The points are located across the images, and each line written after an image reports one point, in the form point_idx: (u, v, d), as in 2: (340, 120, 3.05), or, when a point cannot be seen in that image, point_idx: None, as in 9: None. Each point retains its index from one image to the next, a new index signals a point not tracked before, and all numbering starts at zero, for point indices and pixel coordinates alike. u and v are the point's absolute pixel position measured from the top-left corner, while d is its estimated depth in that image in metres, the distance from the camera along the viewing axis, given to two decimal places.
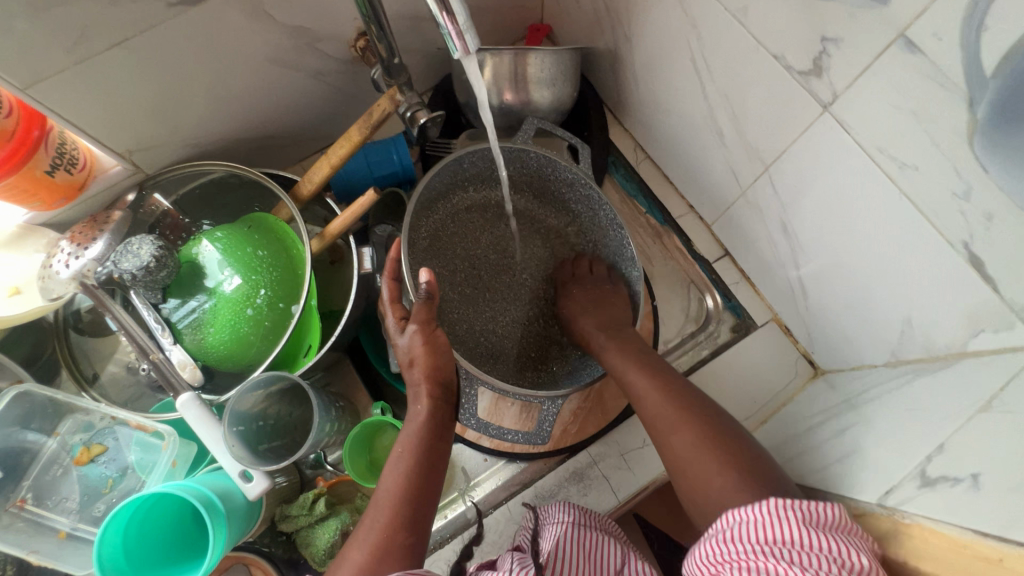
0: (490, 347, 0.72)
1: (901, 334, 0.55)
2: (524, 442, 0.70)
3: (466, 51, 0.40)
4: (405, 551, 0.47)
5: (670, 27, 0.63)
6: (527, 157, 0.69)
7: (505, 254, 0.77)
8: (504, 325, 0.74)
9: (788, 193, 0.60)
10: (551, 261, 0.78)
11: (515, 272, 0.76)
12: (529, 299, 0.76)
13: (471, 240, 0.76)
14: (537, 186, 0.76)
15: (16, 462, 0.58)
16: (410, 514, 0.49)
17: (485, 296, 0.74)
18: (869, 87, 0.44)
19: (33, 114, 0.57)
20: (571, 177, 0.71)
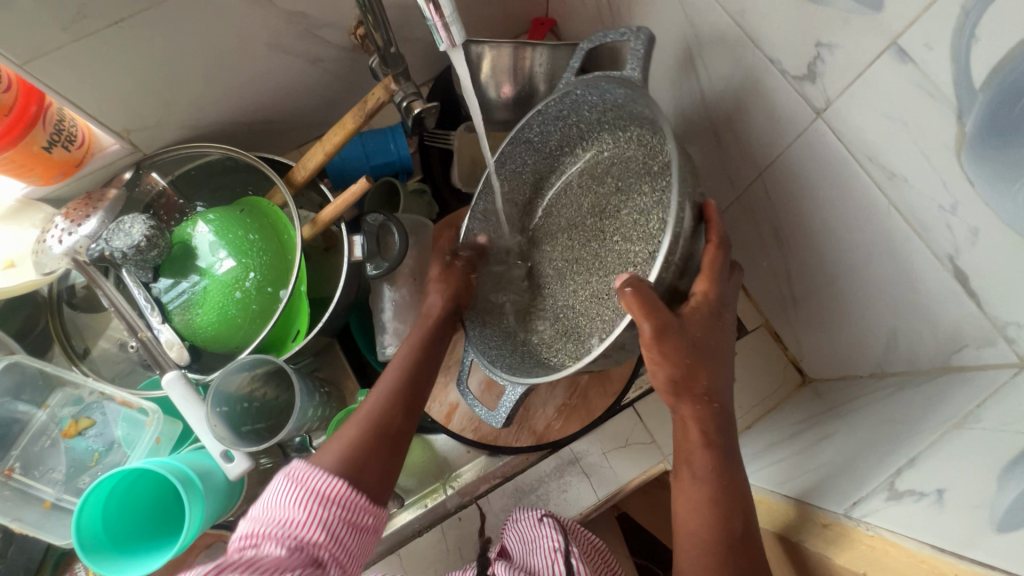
0: (568, 326, 0.65)
1: (887, 346, 0.55)
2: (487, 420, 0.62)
3: (452, 43, 0.40)
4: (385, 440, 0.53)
5: (670, 26, 0.62)
6: (574, 97, 0.60)
7: (603, 215, 0.65)
8: (587, 301, 0.64)
9: (781, 198, 0.59)
10: (655, 211, 0.60)
11: (611, 236, 0.64)
12: (618, 267, 0.62)
13: (580, 206, 0.68)
14: (630, 115, 0.58)
15: (7, 431, 0.59)
16: (402, 408, 0.55)
17: (572, 266, 0.66)
18: (861, 95, 0.44)
19: (32, 91, 0.58)
20: (624, 96, 0.55)
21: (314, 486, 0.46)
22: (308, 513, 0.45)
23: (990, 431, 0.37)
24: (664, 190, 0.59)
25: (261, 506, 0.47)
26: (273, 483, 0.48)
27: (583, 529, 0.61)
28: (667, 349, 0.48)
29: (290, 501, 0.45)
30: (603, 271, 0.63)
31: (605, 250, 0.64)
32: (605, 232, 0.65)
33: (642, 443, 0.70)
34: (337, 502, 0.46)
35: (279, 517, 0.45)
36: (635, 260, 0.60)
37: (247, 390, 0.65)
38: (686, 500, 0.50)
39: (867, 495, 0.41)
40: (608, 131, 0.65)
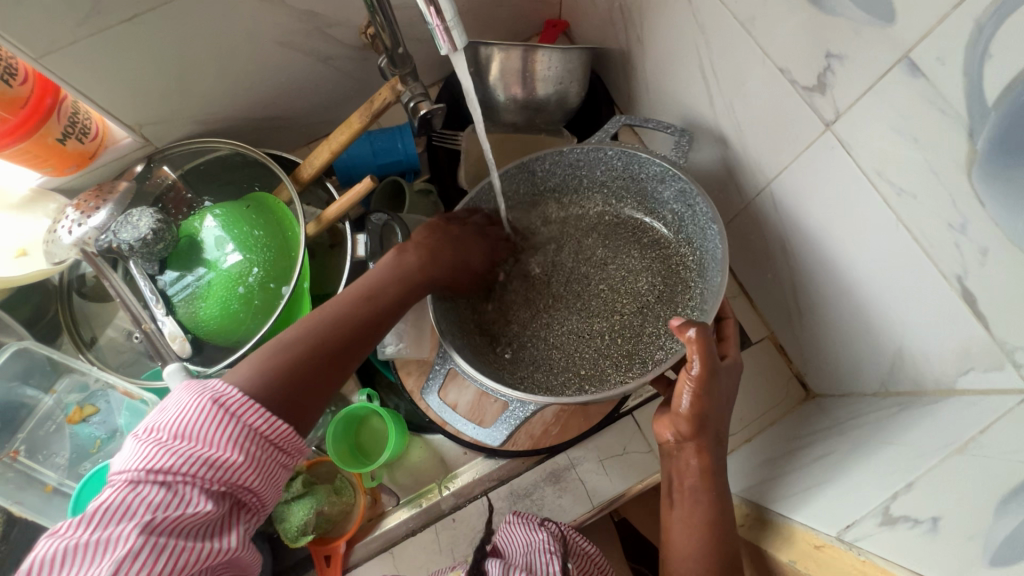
0: (536, 356, 0.67)
1: (893, 364, 0.53)
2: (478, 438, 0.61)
3: (452, 47, 0.40)
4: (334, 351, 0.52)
5: (681, 32, 0.61)
6: (606, 156, 0.66)
7: (588, 263, 0.71)
8: (560, 336, 0.68)
9: (788, 209, 0.58)
10: (645, 273, 0.70)
11: (594, 284, 0.70)
12: (601, 313, 0.68)
13: (558, 248, 0.72)
14: (636, 190, 0.70)
15: (13, 415, 0.61)
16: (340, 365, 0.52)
17: (546, 302, 0.69)
18: (871, 109, 0.43)
19: (48, 83, 0.59)
20: (658, 171, 0.64)
21: (238, 419, 0.44)
22: (224, 446, 0.43)
23: (991, 459, 0.36)
24: (655, 258, 0.70)
25: (176, 421, 0.43)
26: (195, 400, 0.44)
27: (578, 537, 0.60)
28: (707, 389, 0.50)
29: (201, 430, 0.43)
30: (584, 314, 0.69)
31: (582, 295, 0.69)
32: (585, 279, 0.70)
33: (639, 452, 0.70)
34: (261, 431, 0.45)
35: (202, 451, 0.42)
36: (620, 311, 0.68)
37: None
38: (684, 521, 0.50)
39: (860, 518, 0.40)
40: (603, 193, 0.73)
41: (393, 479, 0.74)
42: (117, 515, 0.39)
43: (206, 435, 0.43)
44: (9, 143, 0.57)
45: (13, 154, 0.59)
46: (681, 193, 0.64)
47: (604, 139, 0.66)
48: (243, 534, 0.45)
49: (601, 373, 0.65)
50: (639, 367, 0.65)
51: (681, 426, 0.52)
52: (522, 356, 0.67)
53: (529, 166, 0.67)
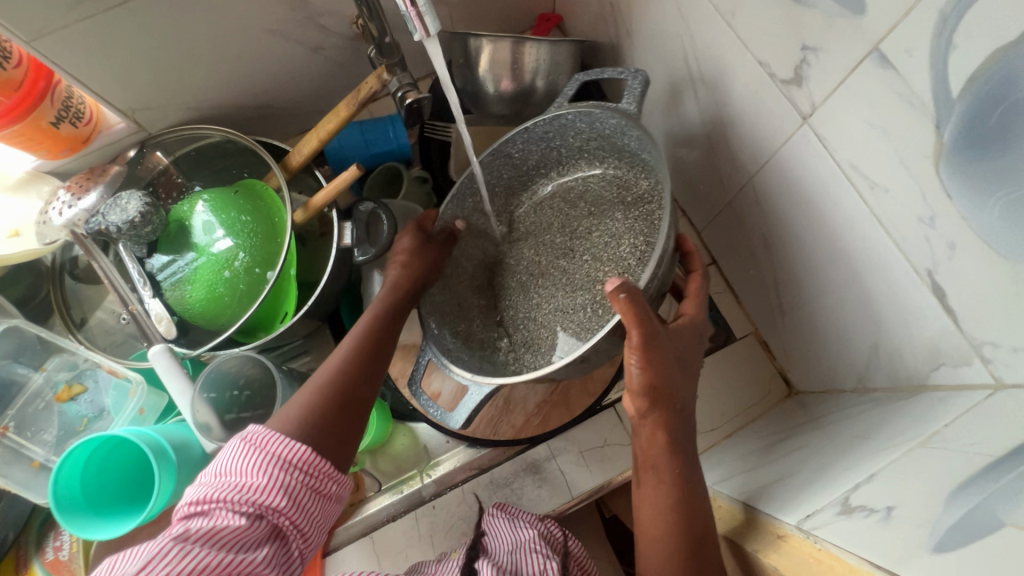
0: (528, 337, 0.68)
1: (869, 360, 0.53)
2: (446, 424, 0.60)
3: (426, 33, 0.41)
4: (359, 378, 0.55)
5: (667, 25, 0.61)
6: (568, 122, 0.64)
7: (574, 235, 0.70)
8: (549, 314, 0.67)
9: (770, 204, 0.58)
10: (627, 236, 0.66)
11: (581, 256, 0.68)
12: (586, 284, 0.67)
13: (548, 224, 0.73)
14: (610, 147, 0.67)
15: (4, 391, 0.63)
16: (364, 373, 0.56)
17: (535, 280, 0.70)
18: (844, 101, 0.43)
19: (41, 67, 0.60)
20: (615, 124, 0.61)
21: (275, 451, 0.48)
22: (270, 479, 0.46)
23: (950, 452, 0.36)
24: (637, 217, 0.66)
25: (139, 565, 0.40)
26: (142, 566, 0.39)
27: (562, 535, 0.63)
28: (652, 358, 0.49)
29: (251, 466, 0.47)
30: (568, 289, 0.67)
31: (568, 267, 0.68)
32: (573, 251, 0.69)
33: (620, 444, 0.70)
34: (311, 467, 0.48)
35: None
36: (602, 279, 0.65)
37: (238, 380, 0.66)
38: (651, 502, 0.50)
39: (820, 508, 0.40)
40: (586, 157, 0.71)
41: (376, 465, 0.76)
42: None
43: (256, 470, 0.47)
44: (4, 124, 0.59)
45: (7, 136, 0.60)
46: (642, 142, 0.60)
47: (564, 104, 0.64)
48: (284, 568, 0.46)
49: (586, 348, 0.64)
50: None
51: (635, 402, 0.51)
52: (516, 338, 0.69)
53: (500, 150, 0.68)
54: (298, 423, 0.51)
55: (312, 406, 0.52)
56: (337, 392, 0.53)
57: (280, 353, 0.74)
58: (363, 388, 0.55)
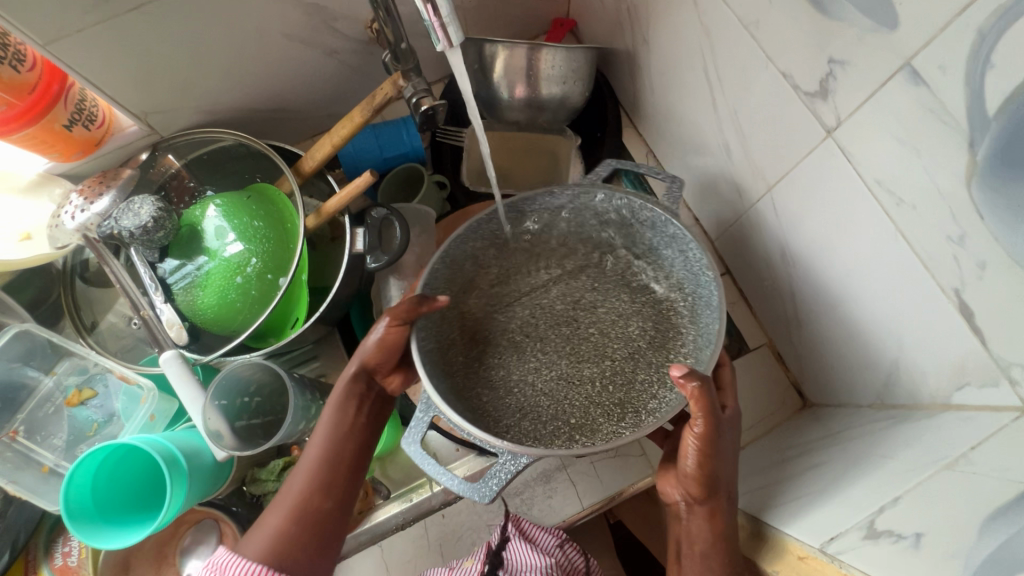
0: (523, 404, 0.64)
1: (888, 376, 0.53)
2: (461, 492, 0.53)
3: (448, 43, 0.40)
4: (325, 519, 0.53)
5: (685, 34, 0.60)
6: (598, 200, 0.64)
7: (578, 306, 0.70)
8: (548, 381, 0.66)
9: (789, 217, 0.57)
10: (634, 318, 0.69)
11: (584, 329, 0.69)
12: (589, 357, 0.67)
13: (545, 291, 0.71)
14: (624, 233, 0.68)
15: (14, 395, 0.62)
16: (348, 461, 0.56)
17: (533, 346, 0.68)
18: (872, 116, 0.42)
19: (55, 70, 0.60)
20: (650, 216, 0.62)
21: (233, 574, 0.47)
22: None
23: (979, 478, 0.36)
24: (645, 303, 0.69)
25: None
26: None
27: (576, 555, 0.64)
28: (714, 447, 0.50)
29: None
30: (573, 359, 0.67)
31: (572, 337, 0.69)
32: (578, 321, 0.69)
33: (631, 455, 0.70)
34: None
35: None
36: (611, 356, 0.66)
37: (248, 387, 0.66)
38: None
39: (844, 531, 0.39)
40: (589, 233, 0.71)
41: (385, 474, 0.75)
42: None
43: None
44: (17, 128, 0.58)
45: (21, 139, 0.60)
46: (671, 239, 0.63)
47: (598, 182, 0.64)
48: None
49: (590, 420, 0.62)
50: (631, 415, 0.62)
51: (690, 489, 0.51)
52: (508, 402, 0.65)
53: (517, 208, 0.64)
54: (267, 544, 0.50)
55: (281, 526, 0.52)
56: (303, 513, 0.53)
57: (290, 358, 0.73)
58: (322, 499, 0.54)
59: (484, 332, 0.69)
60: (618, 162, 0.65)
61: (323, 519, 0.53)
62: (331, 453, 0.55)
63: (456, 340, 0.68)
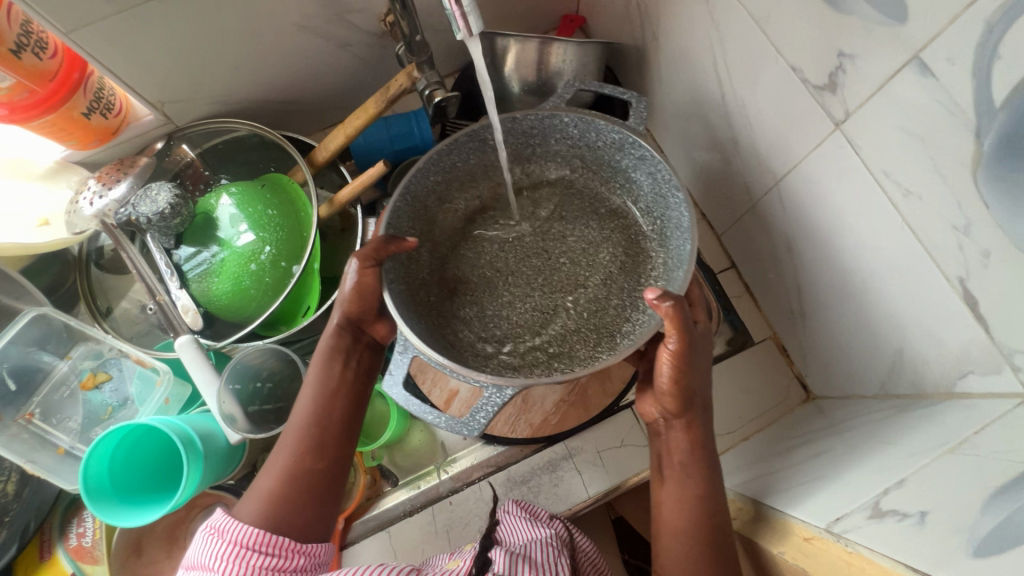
0: (500, 336, 0.66)
1: (892, 366, 0.54)
2: (445, 429, 0.56)
3: (468, 32, 0.41)
4: (311, 470, 0.54)
5: (695, 29, 0.61)
6: (561, 122, 0.64)
7: (547, 235, 0.70)
8: (524, 314, 0.66)
9: (796, 209, 0.58)
10: (604, 245, 0.69)
11: (555, 260, 0.68)
12: (564, 287, 0.67)
13: (513, 222, 0.72)
14: (590, 158, 0.69)
15: (30, 378, 0.63)
16: (339, 419, 0.57)
17: (506, 279, 0.68)
18: (880, 108, 0.43)
19: (75, 58, 0.61)
20: (617, 139, 0.62)
21: (234, 539, 0.47)
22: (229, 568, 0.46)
23: (981, 459, 0.36)
24: (614, 229, 0.70)
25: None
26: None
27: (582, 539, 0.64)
28: (689, 363, 0.51)
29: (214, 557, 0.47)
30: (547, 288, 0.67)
31: (549, 266, 0.68)
32: (552, 250, 0.69)
33: (637, 444, 0.71)
34: (270, 548, 0.48)
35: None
36: (585, 283, 0.67)
37: (260, 372, 0.67)
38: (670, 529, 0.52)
39: (850, 512, 0.40)
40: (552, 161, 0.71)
41: (393, 461, 0.76)
42: None
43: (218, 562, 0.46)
44: (36, 115, 0.59)
45: (41, 126, 0.61)
46: (639, 162, 0.63)
47: (560, 106, 0.64)
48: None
49: (569, 348, 0.64)
50: (607, 340, 0.64)
51: (667, 405, 0.53)
52: (484, 336, 0.66)
53: (478, 136, 0.64)
54: (262, 507, 0.51)
55: (275, 489, 0.52)
56: (297, 478, 0.53)
57: (300, 347, 0.74)
58: (314, 459, 0.54)
59: (455, 270, 0.70)
60: (585, 83, 0.64)
61: (311, 471, 0.54)
62: (320, 412, 0.56)
63: (432, 282, 0.69)
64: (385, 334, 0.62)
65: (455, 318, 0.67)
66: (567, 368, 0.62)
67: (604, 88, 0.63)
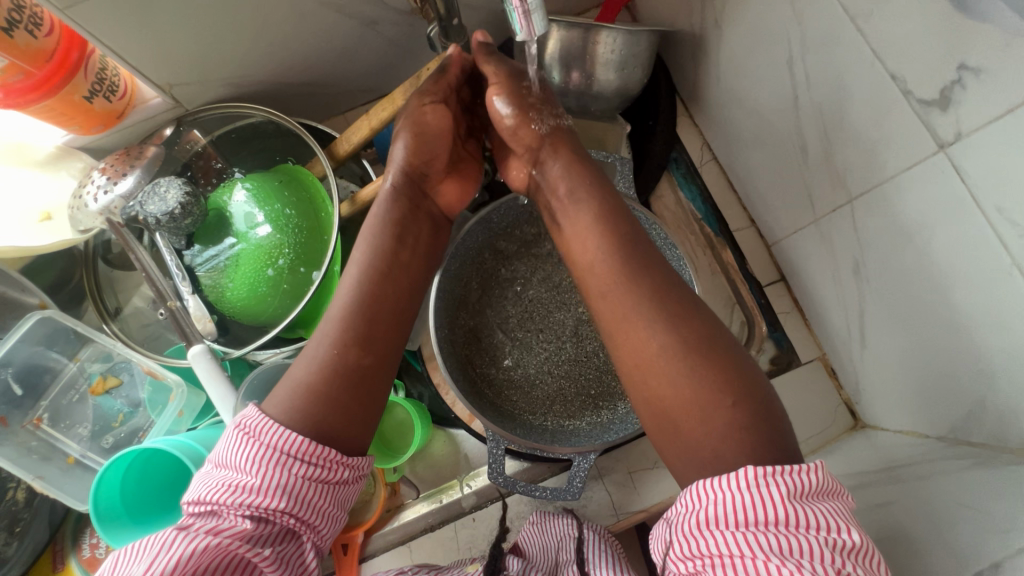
0: (550, 391, 0.67)
1: (970, 413, 0.48)
2: (552, 497, 0.59)
3: (530, 32, 0.41)
4: (360, 324, 0.52)
5: (771, 21, 0.54)
6: None
7: (562, 288, 0.69)
8: (563, 366, 0.68)
9: (869, 231, 0.53)
10: None
11: (575, 310, 0.69)
12: (590, 333, 0.68)
13: (525, 280, 0.70)
14: None
15: (38, 380, 0.60)
16: (373, 295, 0.54)
17: (537, 336, 0.68)
18: (1005, 134, 0.37)
19: (74, 35, 0.54)
20: None
21: (269, 443, 0.44)
22: (265, 477, 0.43)
23: None
24: None
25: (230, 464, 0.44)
26: (233, 442, 0.45)
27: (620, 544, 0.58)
28: (519, 98, 0.58)
29: (245, 460, 0.43)
30: (575, 337, 0.68)
31: (573, 319, 0.68)
32: (573, 302, 0.69)
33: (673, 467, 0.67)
34: (313, 458, 0.45)
35: (242, 480, 0.43)
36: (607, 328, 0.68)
37: (273, 383, 0.62)
38: (619, 326, 0.52)
39: None
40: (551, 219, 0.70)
41: (414, 471, 0.72)
42: (213, 535, 0.41)
43: (251, 466, 0.43)
44: (34, 99, 0.54)
45: (39, 111, 0.56)
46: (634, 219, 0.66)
47: None
48: (341, 474, 0.46)
49: (608, 388, 0.67)
50: None
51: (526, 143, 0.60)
52: (536, 397, 0.67)
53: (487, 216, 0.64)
54: (298, 398, 0.48)
55: (313, 381, 0.49)
56: (341, 366, 0.50)
57: None
58: (358, 354, 0.51)
59: (487, 339, 0.68)
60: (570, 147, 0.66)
61: (360, 326, 0.52)
62: (364, 300, 0.54)
63: (471, 357, 0.66)
64: (450, 200, 0.64)
65: (501, 387, 0.66)
66: (614, 408, 0.65)
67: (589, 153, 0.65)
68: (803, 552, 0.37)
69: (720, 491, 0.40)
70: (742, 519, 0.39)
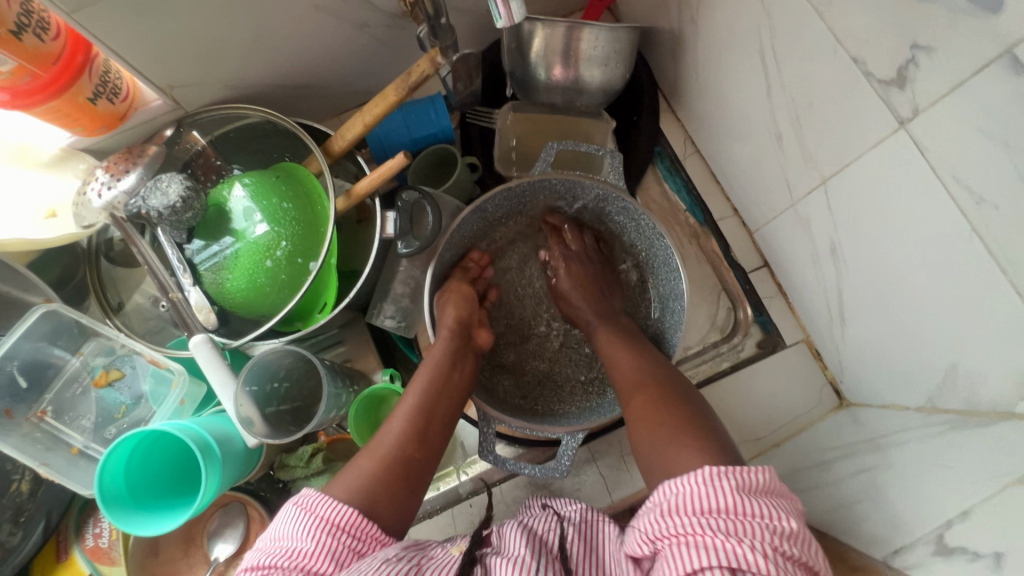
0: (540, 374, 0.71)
1: (944, 379, 0.50)
2: (540, 476, 0.60)
3: (509, 19, 0.44)
4: (420, 435, 0.52)
5: (742, 15, 0.57)
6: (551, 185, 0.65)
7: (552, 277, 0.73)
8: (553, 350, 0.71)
9: (842, 210, 0.55)
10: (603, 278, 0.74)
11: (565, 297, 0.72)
12: None
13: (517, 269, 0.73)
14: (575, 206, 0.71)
15: (41, 374, 0.61)
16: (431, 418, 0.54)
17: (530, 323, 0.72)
18: (956, 107, 0.40)
19: (79, 39, 0.57)
20: (599, 193, 0.65)
21: (325, 515, 0.43)
22: (318, 543, 0.41)
23: None
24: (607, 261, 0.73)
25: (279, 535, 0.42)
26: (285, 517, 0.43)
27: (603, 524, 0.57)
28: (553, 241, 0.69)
29: (301, 530, 0.42)
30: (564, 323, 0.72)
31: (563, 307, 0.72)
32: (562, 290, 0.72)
33: None
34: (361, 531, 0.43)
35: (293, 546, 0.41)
36: None
37: (274, 372, 0.65)
38: (648, 420, 0.50)
39: None
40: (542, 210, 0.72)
41: None
42: None
43: (307, 537, 0.41)
44: (40, 101, 0.56)
45: (44, 112, 0.58)
46: (623, 209, 0.67)
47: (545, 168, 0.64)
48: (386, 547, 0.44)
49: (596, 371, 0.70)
50: None
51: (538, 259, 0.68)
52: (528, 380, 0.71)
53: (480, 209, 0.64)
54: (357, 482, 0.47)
55: (376, 471, 0.48)
56: (402, 458, 0.50)
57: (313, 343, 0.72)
58: (414, 450, 0.51)
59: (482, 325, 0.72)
60: (559, 139, 0.64)
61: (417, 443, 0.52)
62: (423, 408, 0.54)
63: None
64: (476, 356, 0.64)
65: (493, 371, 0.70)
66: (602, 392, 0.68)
67: (580, 145, 0.64)
68: (754, 539, 0.37)
69: (682, 486, 0.40)
70: (700, 508, 0.39)
